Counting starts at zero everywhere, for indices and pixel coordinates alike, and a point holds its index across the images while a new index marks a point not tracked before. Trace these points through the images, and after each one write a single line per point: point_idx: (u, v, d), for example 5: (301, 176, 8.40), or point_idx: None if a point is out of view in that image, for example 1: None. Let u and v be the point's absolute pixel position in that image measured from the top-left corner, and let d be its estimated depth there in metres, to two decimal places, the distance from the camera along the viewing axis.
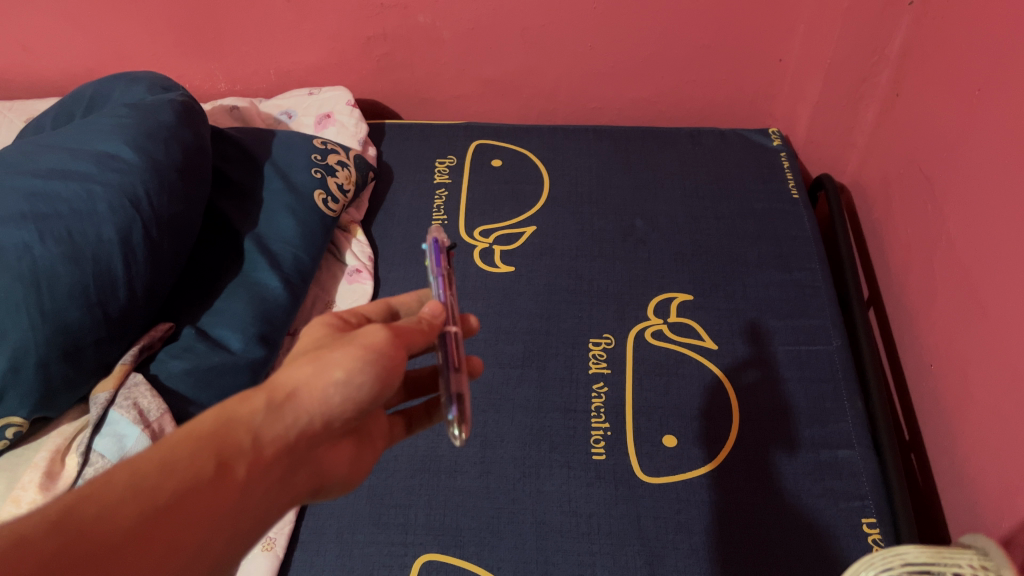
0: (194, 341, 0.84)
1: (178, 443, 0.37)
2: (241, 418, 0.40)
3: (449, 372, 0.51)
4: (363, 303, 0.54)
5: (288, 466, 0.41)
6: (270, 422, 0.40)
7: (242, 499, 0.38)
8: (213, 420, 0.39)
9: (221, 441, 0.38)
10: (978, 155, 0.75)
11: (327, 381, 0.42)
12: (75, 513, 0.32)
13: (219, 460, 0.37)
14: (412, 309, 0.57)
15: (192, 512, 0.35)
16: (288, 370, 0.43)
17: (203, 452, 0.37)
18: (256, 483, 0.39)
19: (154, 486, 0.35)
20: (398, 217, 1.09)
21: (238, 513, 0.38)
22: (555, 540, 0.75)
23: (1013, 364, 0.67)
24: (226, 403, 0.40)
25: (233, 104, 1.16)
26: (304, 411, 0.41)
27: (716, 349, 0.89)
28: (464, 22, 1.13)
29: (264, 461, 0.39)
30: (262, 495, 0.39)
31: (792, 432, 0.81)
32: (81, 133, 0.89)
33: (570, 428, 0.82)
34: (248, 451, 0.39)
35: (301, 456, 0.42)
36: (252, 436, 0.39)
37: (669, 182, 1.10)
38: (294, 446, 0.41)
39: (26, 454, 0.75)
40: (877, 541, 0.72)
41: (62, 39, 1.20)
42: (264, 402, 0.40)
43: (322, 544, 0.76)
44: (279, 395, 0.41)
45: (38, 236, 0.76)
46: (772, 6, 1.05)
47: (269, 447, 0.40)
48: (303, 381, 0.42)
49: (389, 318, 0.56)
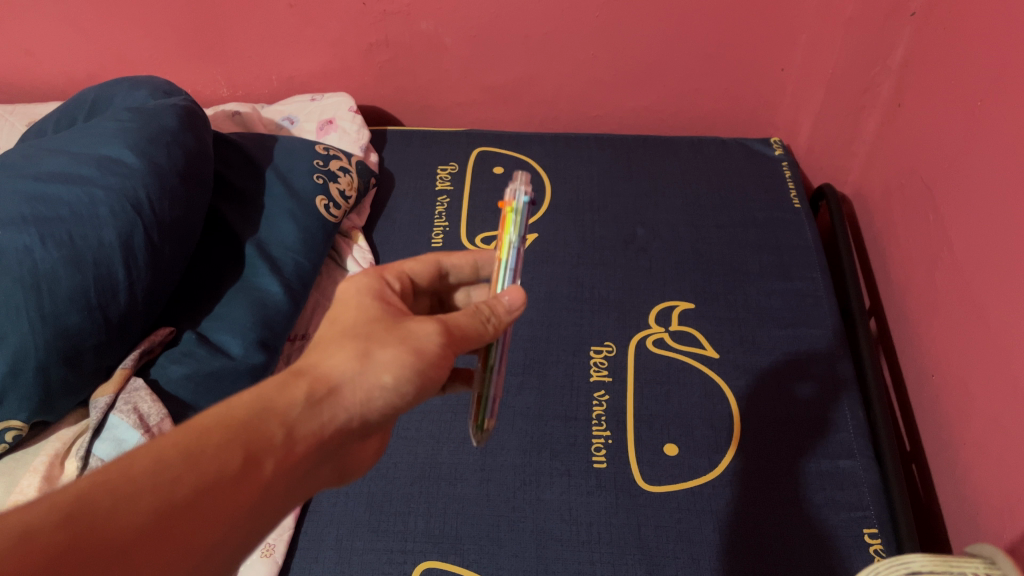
0: (194, 346, 0.84)
1: (209, 433, 0.39)
2: (278, 409, 0.42)
3: (494, 373, 0.56)
4: (411, 262, 0.58)
5: (316, 462, 0.43)
6: (306, 418, 0.43)
7: (266, 493, 0.40)
8: (249, 410, 0.41)
9: (253, 433, 0.40)
10: (977, 168, 0.76)
11: (373, 384, 0.45)
12: (88, 507, 0.34)
13: (248, 454, 0.39)
14: (461, 273, 0.61)
15: (212, 505, 0.37)
16: (332, 365, 0.45)
17: (233, 446, 0.39)
18: (283, 479, 0.41)
19: (175, 479, 0.36)
20: (399, 223, 1.09)
21: (262, 509, 0.40)
22: (555, 549, 0.74)
23: (1014, 375, 0.67)
24: (264, 392, 0.42)
25: (236, 109, 1.16)
26: (342, 409, 0.44)
27: (717, 358, 0.89)
28: (466, 29, 1.13)
29: (293, 457, 0.41)
30: (288, 490, 0.41)
31: (793, 443, 0.80)
32: (83, 136, 0.89)
33: (571, 436, 0.82)
34: (278, 447, 0.41)
35: (330, 452, 0.44)
36: (286, 430, 0.41)
37: (669, 191, 1.10)
38: (326, 444, 0.43)
39: (24, 459, 0.75)
40: (878, 552, 0.72)
41: (64, 44, 1.20)
42: (303, 395, 0.43)
43: (321, 552, 0.76)
44: (320, 389, 0.44)
45: (39, 240, 0.76)
46: (773, 16, 1.06)
47: (302, 443, 0.42)
48: (347, 380, 0.45)
49: (436, 277, 0.60)
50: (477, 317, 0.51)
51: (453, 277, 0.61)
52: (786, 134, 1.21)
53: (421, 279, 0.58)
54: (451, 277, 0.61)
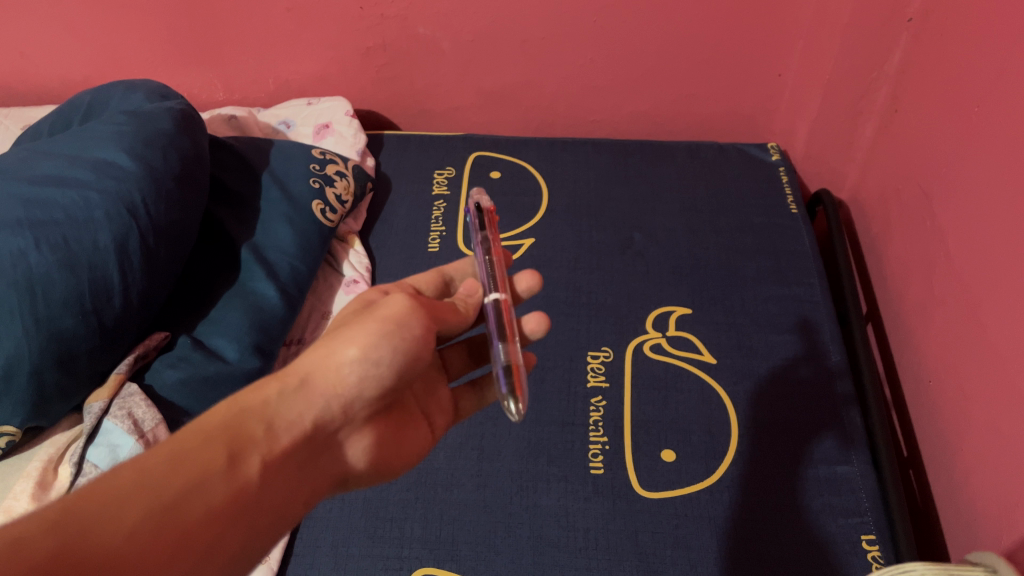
0: (189, 350, 0.83)
1: (190, 437, 0.41)
2: (254, 408, 0.45)
3: (497, 345, 0.53)
4: (413, 274, 0.59)
5: (303, 456, 0.46)
6: (283, 411, 0.45)
7: (255, 486, 0.43)
8: (226, 413, 0.44)
9: (233, 433, 0.43)
10: (973, 173, 0.76)
11: (340, 361, 0.47)
12: (76, 515, 0.35)
13: (231, 452, 0.42)
14: (465, 274, 0.62)
15: (201, 502, 0.39)
16: (301, 359, 0.48)
17: (214, 445, 0.42)
18: (269, 472, 0.44)
19: (162, 481, 0.38)
20: (395, 227, 1.09)
21: (255, 504, 0.42)
22: (552, 555, 0.74)
23: (1012, 380, 0.67)
24: (239, 396, 0.45)
25: (232, 113, 1.16)
26: (318, 396, 0.46)
27: (714, 363, 0.88)
28: (464, 34, 1.13)
29: (275, 450, 0.44)
30: (280, 484, 0.45)
31: (791, 450, 0.80)
32: (80, 139, 0.89)
33: (568, 442, 0.82)
34: (260, 442, 0.44)
35: (317, 445, 0.47)
36: (265, 425, 0.44)
37: (667, 196, 1.10)
38: (308, 434, 0.46)
39: (18, 465, 0.75)
40: (877, 558, 0.71)
41: (60, 47, 1.20)
42: (276, 391, 0.46)
43: (316, 558, 0.75)
44: (291, 383, 0.46)
45: (34, 243, 0.75)
46: (771, 21, 1.06)
47: (282, 435, 0.45)
48: (317, 366, 0.47)
49: (443, 287, 0.61)
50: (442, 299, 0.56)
51: (459, 280, 0.62)
52: (783, 139, 1.21)
53: (430, 289, 0.59)
54: (457, 281, 0.62)
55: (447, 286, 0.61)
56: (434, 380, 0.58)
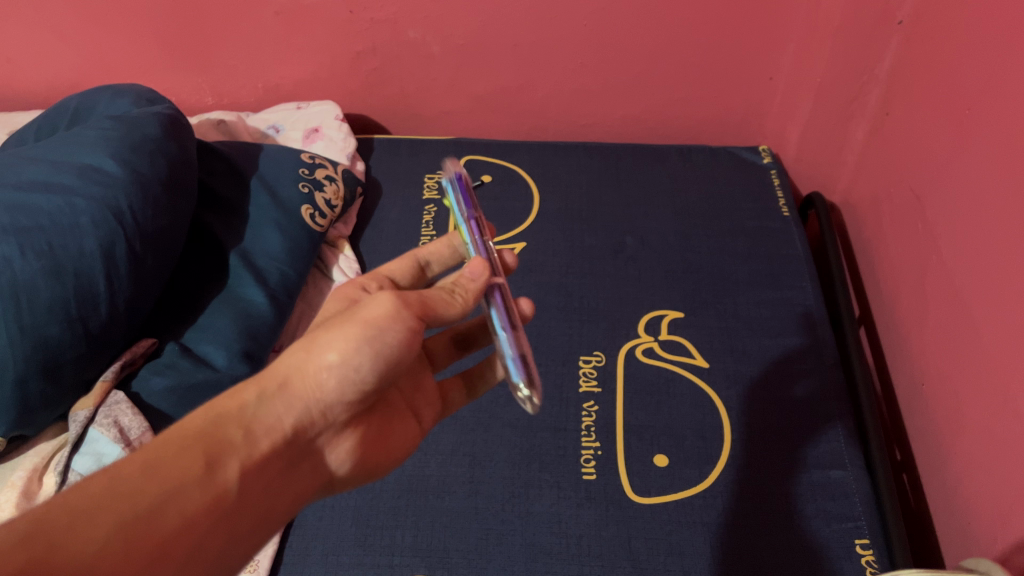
0: (176, 357, 0.82)
1: (166, 443, 0.40)
2: (232, 413, 0.43)
3: (507, 333, 0.53)
4: (388, 264, 0.58)
5: (285, 460, 0.46)
6: (262, 415, 0.45)
7: (236, 492, 0.42)
8: (204, 418, 0.43)
9: (210, 439, 0.42)
10: (966, 175, 0.76)
11: (319, 366, 0.46)
12: (46, 527, 0.34)
13: (209, 458, 0.41)
14: (442, 257, 0.61)
15: (177, 511, 0.38)
16: (280, 363, 0.47)
17: (192, 452, 0.40)
18: (249, 478, 0.43)
19: (133, 492, 0.37)
20: (386, 232, 1.08)
21: (234, 511, 0.41)
22: (544, 562, 0.73)
23: (1005, 382, 0.66)
24: (217, 402, 0.44)
25: (221, 118, 1.15)
26: (299, 400, 0.46)
27: (706, 367, 0.88)
28: (454, 37, 1.13)
29: (256, 455, 0.43)
30: (260, 490, 0.43)
31: (789, 457, 0.79)
32: (65, 144, 0.87)
33: (560, 447, 0.81)
34: (240, 448, 0.43)
35: (298, 449, 0.46)
36: (244, 430, 0.43)
37: (658, 200, 1.10)
38: (289, 438, 0.45)
39: (2, 474, 0.74)
40: (871, 563, 0.71)
41: (47, 51, 1.19)
42: (255, 394, 0.45)
43: (307, 566, 0.74)
44: (270, 386, 0.45)
45: (18, 250, 0.74)
46: (760, 25, 1.06)
47: (262, 440, 0.44)
48: (295, 370, 0.46)
49: (418, 272, 0.60)
50: (441, 291, 0.53)
51: (436, 263, 0.61)
52: (774, 142, 1.21)
53: (404, 278, 0.59)
54: (433, 265, 0.61)
55: (423, 270, 0.60)
56: (420, 372, 0.57)
